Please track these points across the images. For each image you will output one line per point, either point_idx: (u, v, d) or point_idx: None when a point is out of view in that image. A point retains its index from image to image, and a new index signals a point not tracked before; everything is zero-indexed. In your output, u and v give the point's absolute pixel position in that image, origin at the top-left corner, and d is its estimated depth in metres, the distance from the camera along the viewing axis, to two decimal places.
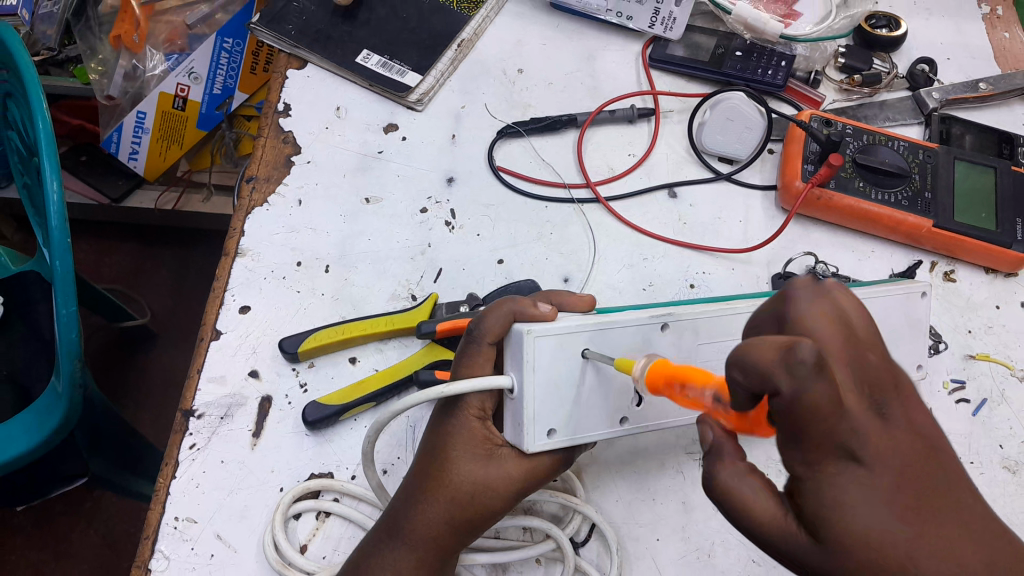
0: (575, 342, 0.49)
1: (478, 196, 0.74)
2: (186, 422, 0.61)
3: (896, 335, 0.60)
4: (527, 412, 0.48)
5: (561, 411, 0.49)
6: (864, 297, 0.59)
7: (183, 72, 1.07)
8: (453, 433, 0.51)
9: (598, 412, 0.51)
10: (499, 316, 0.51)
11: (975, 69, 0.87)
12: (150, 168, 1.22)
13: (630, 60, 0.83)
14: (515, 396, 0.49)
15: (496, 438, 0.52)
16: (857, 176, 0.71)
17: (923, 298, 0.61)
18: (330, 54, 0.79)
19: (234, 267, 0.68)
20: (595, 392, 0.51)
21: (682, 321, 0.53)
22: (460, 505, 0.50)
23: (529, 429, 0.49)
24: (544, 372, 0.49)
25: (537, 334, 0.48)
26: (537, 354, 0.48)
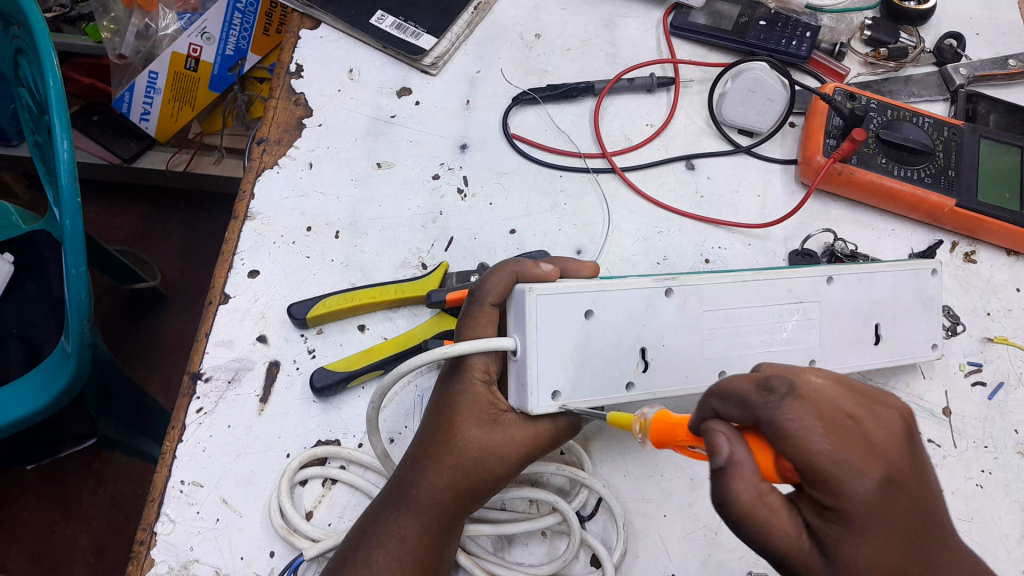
0: (577, 302, 0.50)
1: (492, 164, 0.72)
2: (193, 385, 0.61)
3: (907, 311, 0.59)
4: (529, 371, 0.48)
5: (565, 373, 0.49)
6: (877, 274, 0.58)
7: (197, 32, 1.05)
8: (457, 397, 0.51)
9: (604, 377, 0.51)
10: (501, 278, 0.51)
11: (1005, 45, 0.85)
12: (161, 129, 1.21)
13: (650, 27, 0.81)
14: (518, 358, 0.49)
15: (501, 403, 0.52)
16: (879, 153, 0.69)
17: (933, 276, 0.61)
18: (344, 14, 0.77)
19: (244, 231, 0.67)
20: (600, 356, 0.50)
21: (686, 286, 0.53)
22: (465, 470, 0.50)
23: (532, 390, 0.48)
24: (548, 332, 0.49)
25: (539, 292, 0.48)
26: (538, 311, 0.48)
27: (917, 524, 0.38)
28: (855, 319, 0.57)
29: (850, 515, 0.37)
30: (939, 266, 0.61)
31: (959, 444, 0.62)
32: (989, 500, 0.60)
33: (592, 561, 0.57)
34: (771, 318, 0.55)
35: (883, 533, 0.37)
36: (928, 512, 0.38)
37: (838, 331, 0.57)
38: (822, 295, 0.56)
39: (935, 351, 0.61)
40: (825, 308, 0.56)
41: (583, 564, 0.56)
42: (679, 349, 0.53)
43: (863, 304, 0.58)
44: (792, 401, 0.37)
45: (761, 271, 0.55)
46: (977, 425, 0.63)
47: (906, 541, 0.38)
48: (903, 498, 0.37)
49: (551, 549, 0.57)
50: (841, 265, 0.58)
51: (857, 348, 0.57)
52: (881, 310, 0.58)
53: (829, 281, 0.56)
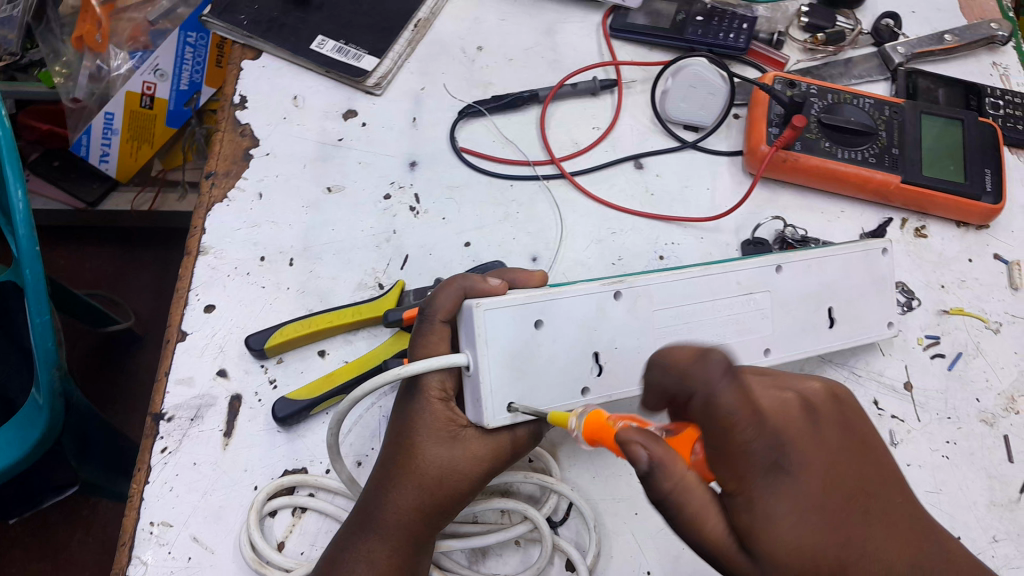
0: (526, 313, 0.50)
1: (442, 179, 0.73)
2: (157, 426, 0.60)
3: (860, 291, 0.60)
4: (483, 385, 0.48)
5: (519, 385, 0.50)
6: (827, 259, 0.59)
7: (149, 70, 1.07)
8: (417, 418, 0.51)
9: (558, 384, 0.51)
10: (450, 293, 0.52)
11: (941, 21, 0.86)
12: (122, 168, 1.23)
13: (591, 32, 0.82)
14: (472, 373, 0.49)
15: (460, 419, 0.52)
16: (822, 137, 0.70)
17: (885, 255, 0.61)
18: (284, 42, 0.77)
19: (197, 266, 0.67)
20: (552, 364, 0.51)
21: (634, 288, 0.53)
22: (429, 489, 0.50)
23: (488, 404, 0.49)
24: (498, 345, 0.49)
25: (486, 307, 0.48)
26: (486, 325, 0.48)
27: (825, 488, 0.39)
28: (807, 304, 0.58)
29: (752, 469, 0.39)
30: (889, 245, 0.62)
31: (922, 418, 0.63)
32: (956, 470, 0.61)
33: (568, 566, 0.57)
34: (724, 309, 0.55)
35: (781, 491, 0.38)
36: (841, 481, 0.40)
37: (791, 316, 0.57)
38: (771, 284, 0.57)
39: (892, 328, 0.61)
40: (775, 298, 0.57)
41: (558, 571, 0.56)
42: (632, 348, 0.53)
43: (814, 289, 0.58)
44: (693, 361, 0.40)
45: (709, 265, 0.55)
46: (939, 397, 0.64)
47: (822, 508, 0.39)
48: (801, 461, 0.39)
49: (525, 558, 0.57)
50: (790, 253, 0.58)
51: (809, 332, 0.58)
52: (834, 294, 0.59)
53: (778, 269, 0.57)
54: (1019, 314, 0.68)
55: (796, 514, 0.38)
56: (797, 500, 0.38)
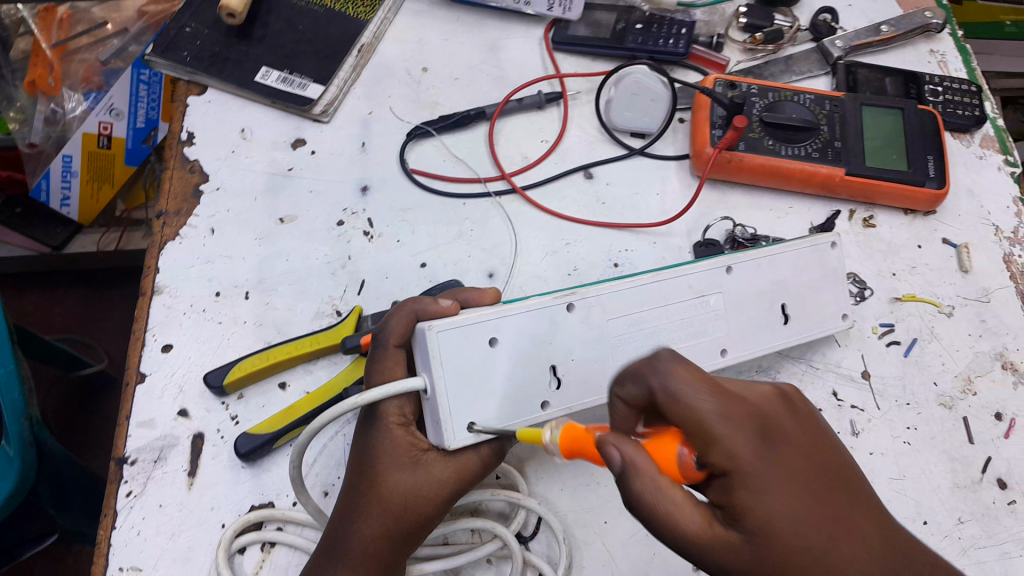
0: (480, 331, 0.50)
1: (395, 202, 0.73)
2: (120, 470, 0.59)
3: (810, 284, 0.61)
4: (441, 407, 0.49)
5: (477, 403, 0.50)
6: (776, 256, 0.60)
7: (104, 109, 1.09)
8: (378, 446, 0.51)
9: (518, 400, 0.51)
10: (401, 318, 0.53)
11: (876, 13, 0.88)
12: (84, 212, 1.26)
13: (533, 46, 0.83)
14: (430, 396, 0.50)
15: (421, 443, 0.52)
16: (765, 136, 0.71)
17: (834, 249, 0.62)
18: (228, 76, 0.78)
19: (153, 306, 0.66)
20: (510, 380, 0.51)
21: (586, 298, 0.54)
22: (395, 515, 0.50)
23: (448, 426, 0.49)
24: (453, 366, 0.49)
25: (438, 328, 0.49)
26: (440, 347, 0.49)
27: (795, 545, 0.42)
28: (758, 300, 0.59)
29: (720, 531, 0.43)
30: (838, 238, 0.62)
31: (882, 405, 0.64)
32: (919, 455, 0.62)
33: None
34: (677, 313, 0.56)
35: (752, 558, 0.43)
36: (815, 473, 0.44)
37: (743, 313, 0.58)
38: (722, 285, 0.57)
39: (848, 320, 0.62)
40: (727, 298, 0.57)
41: None
42: (588, 357, 0.53)
43: (764, 286, 0.59)
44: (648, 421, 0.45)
45: (659, 272, 0.56)
46: (897, 383, 0.65)
47: (801, 492, 0.43)
48: (778, 500, 0.42)
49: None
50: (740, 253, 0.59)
51: (762, 329, 0.59)
52: (786, 290, 0.60)
53: (728, 270, 0.58)
54: (970, 296, 0.69)
55: (781, 498, 0.42)
56: (776, 487, 0.42)
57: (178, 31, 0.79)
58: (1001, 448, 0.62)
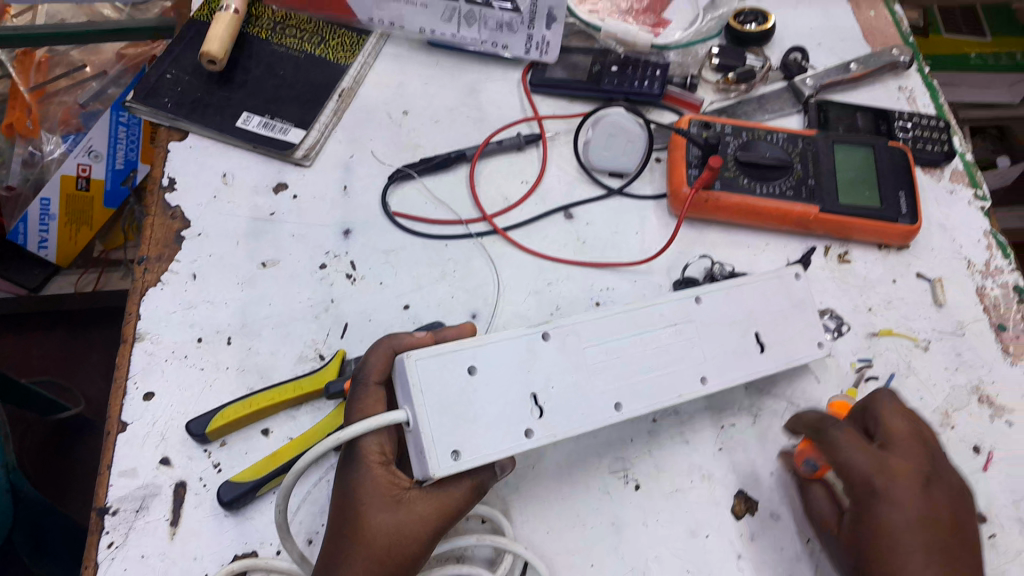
0: (457, 358, 0.51)
1: (378, 244, 0.73)
2: (102, 520, 0.59)
3: (786, 319, 0.62)
4: (424, 435, 0.48)
5: (460, 432, 0.49)
6: (742, 285, 0.62)
7: (83, 152, 1.20)
8: (359, 486, 0.51)
9: (501, 426, 0.50)
10: (379, 355, 0.54)
11: (846, 51, 0.91)
12: (62, 254, 1.32)
13: (512, 88, 0.85)
14: (412, 427, 0.49)
15: (402, 482, 0.52)
16: (740, 174, 0.73)
17: (798, 279, 0.64)
18: (209, 121, 0.78)
19: (134, 353, 0.66)
20: (492, 409, 0.51)
21: (562, 328, 0.55)
22: (381, 556, 0.49)
23: (431, 454, 0.48)
24: (433, 394, 0.50)
25: (416, 356, 0.50)
26: (419, 375, 0.50)
27: (940, 536, 0.53)
28: (731, 330, 0.60)
29: (897, 500, 0.54)
30: (802, 270, 0.64)
31: None
32: None
33: None
34: (655, 345, 0.57)
35: (916, 539, 0.53)
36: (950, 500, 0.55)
37: (723, 345, 0.59)
38: (693, 314, 0.59)
39: (824, 348, 0.62)
40: (700, 326, 0.59)
41: None
42: (573, 390, 0.53)
43: (737, 317, 0.60)
44: (856, 443, 0.56)
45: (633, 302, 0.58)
46: None
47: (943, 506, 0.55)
48: (943, 498, 0.55)
49: None
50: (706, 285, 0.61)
51: (745, 357, 0.59)
52: (758, 319, 0.61)
53: (699, 300, 0.60)
54: (946, 329, 0.70)
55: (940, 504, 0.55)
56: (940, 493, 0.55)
57: (159, 78, 0.79)
58: (982, 480, 0.63)
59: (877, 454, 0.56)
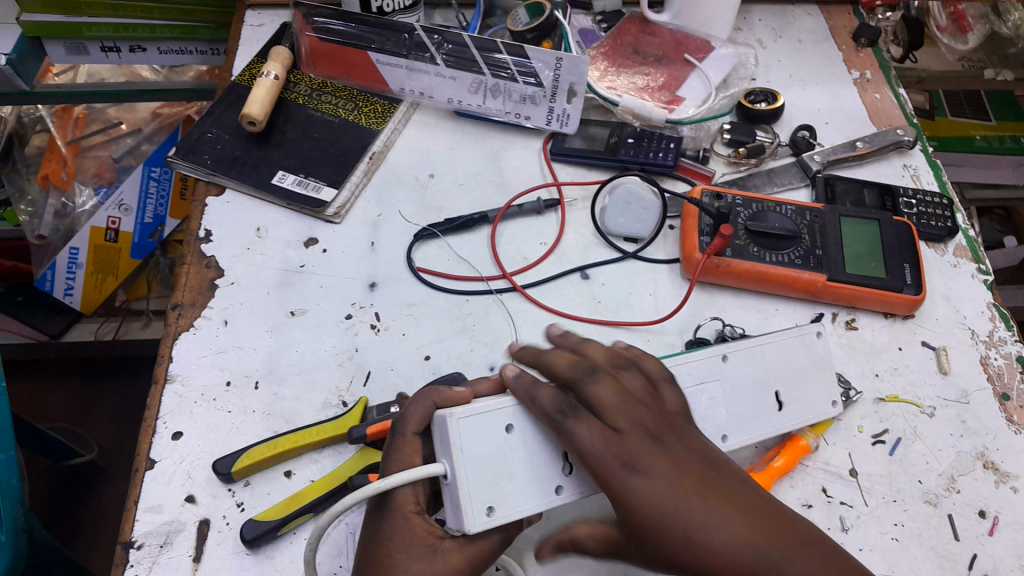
0: (497, 417, 0.53)
1: (401, 298, 0.77)
2: (126, 554, 0.60)
3: (805, 376, 0.65)
4: (460, 490, 0.50)
5: (495, 487, 0.51)
6: (765, 347, 0.64)
7: (114, 205, 1.25)
8: (395, 533, 0.53)
9: (534, 483, 0.52)
10: (419, 405, 0.56)
11: (852, 130, 0.95)
12: (86, 302, 1.37)
13: (533, 156, 0.89)
14: (449, 482, 0.52)
15: (436, 533, 0.53)
16: (750, 243, 0.76)
17: (819, 338, 0.67)
18: (247, 177, 0.83)
19: (164, 395, 0.69)
20: (527, 466, 0.53)
21: None
22: None
23: (468, 509, 0.50)
24: (471, 451, 0.52)
25: (458, 415, 0.52)
26: (459, 434, 0.52)
27: (708, 486, 0.47)
28: (753, 387, 0.62)
29: (643, 467, 0.47)
30: (822, 328, 0.67)
31: (870, 502, 0.66)
32: (907, 551, 0.63)
33: None
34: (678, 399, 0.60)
35: (684, 496, 0.46)
36: (707, 473, 0.48)
37: (741, 403, 0.61)
38: (720, 372, 0.62)
39: (837, 407, 0.65)
40: (726, 384, 0.61)
41: None
42: None
43: (757, 377, 0.63)
44: (591, 430, 0.49)
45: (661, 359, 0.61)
46: (884, 481, 0.67)
47: (688, 476, 0.47)
48: (660, 480, 0.47)
49: None
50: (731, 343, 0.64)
51: (760, 416, 0.61)
52: (778, 377, 0.63)
53: (723, 358, 0.62)
54: (950, 397, 0.72)
55: (674, 485, 0.46)
56: (657, 481, 0.47)
57: (200, 136, 0.84)
58: (987, 545, 0.64)
59: (611, 435, 0.49)
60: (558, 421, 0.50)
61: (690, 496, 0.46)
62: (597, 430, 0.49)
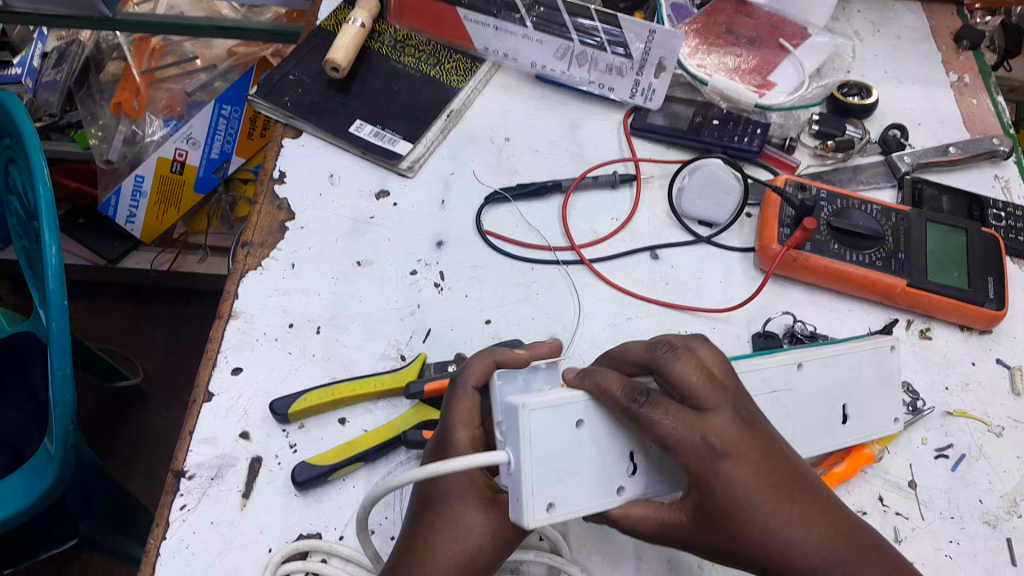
0: (569, 410, 0.48)
1: (466, 258, 0.76)
2: (177, 483, 0.61)
3: (874, 391, 0.63)
4: (524, 483, 0.45)
5: (557, 483, 0.47)
6: (842, 355, 0.61)
7: (183, 138, 1.27)
8: (454, 485, 0.52)
9: (596, 482, 0.48)
10: (479, 364, 0.56)
11: (945, 134, 0.91)
12: (148, 231, 1.39)
13: (612, 129, 0.87)
14: (510, 471, 0.46)
15: (494, 484, 0.53)
16: (831, 239, 0.74)
17: (892, 352, 0.64)
18: (325, 123, 0.82)
19: (227, 329, 0.69)
20: (591, 463, 0.48)
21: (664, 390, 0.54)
22: (469, 554, 0.50)
23: (527, 503, 0.45)
24: (540, 445, 0.46)
25: (531, 406, 0.46)
26: (530, 425, 0.46)
27: (789, 481, 0.46)
28: (823, 399, 0.60)
29: (742, 457, 0.45)
30: (896, 341, 0.65)
31: (926, 516, 0.64)
32: (959, 570, 0.61)
33: None
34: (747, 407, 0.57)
35: (768, 489, 0.45)
36: (788, 466, 0.47)
37: (811, 415, 0.59)
38: (792, 381, 0.59)
39: (899, 423, 0.64)
40: (796, 396, 0.58)
41: None
42: None
43: (829, 386, 0.60)
44: (675, 412, 0.46)
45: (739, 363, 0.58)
46: (943, 496, 0.65)
47: (775, 470, 0.46)
48: (751, 471, 0.45)
49: None
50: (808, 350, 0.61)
51: (825, 429, 0.60)
52: (846, 391, 0.61)
53: (799, 365, 0.59)
54: (1021, 419, 0.70)
55: (761, 478, 0.45)
56: (749, 473, 0.45)
57: (283, 78, 0.84)
58: None
59: (699, 420, 0.46)
60: (636, 408, 0.46)
61: (772, 492, 0.45)
62: (685, 413, 0.46)
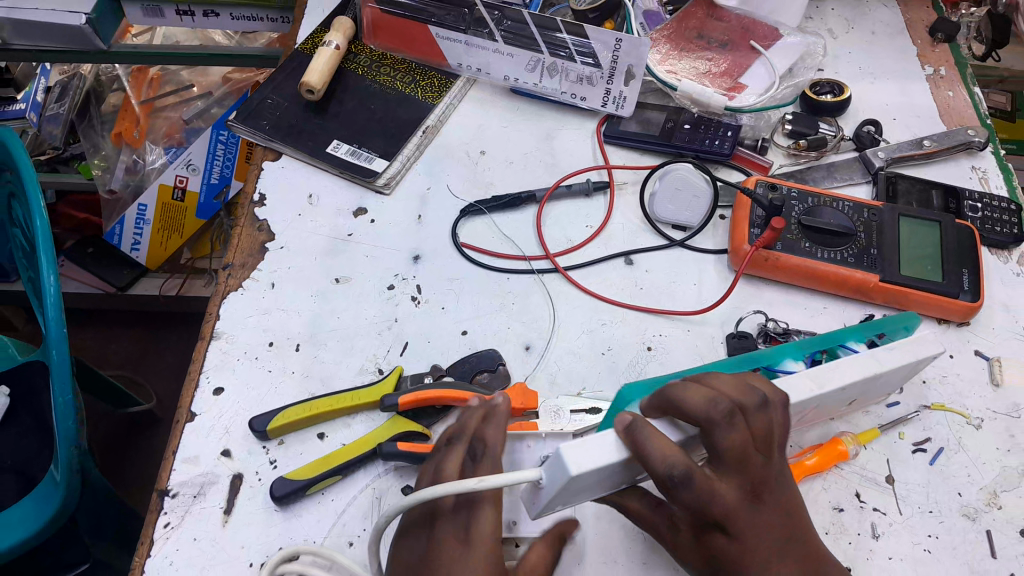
0: (610, 465, 0.48)
1: (443, 272, 0.77)
2: (161, 502, 0.62)
3: (878, 385, 0.63)
4: (545, 500, 0.50)
5: (573, 494, 0.51)
6: (886, 373, 0.61)
7: (183, 164, 1.28)
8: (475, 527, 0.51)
9: (606, 485, 0.53)
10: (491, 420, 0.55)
11: (921, 128, 0.91)
12: (151, 257, 1.41)
13: (586, 138, 0.88)
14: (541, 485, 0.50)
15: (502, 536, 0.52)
16: (802, 238, 0.75)
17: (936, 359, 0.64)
18: (303, 145, 0.84)
19: (210, 350, 0.71)
20: (610, 478, 0.52)
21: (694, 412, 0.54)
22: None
23: (542, 504, 0.51)
24: (573, 486, 0.48)
25: (580, 477, 0.46)
26: (572, 481, 0.47)
27: (789, 542, 0.51)
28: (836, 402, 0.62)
29: (737, 532, 0.49)
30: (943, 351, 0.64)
31: (904, 511, 0.64)
32: (939, 564, 0.61)
33: None
34: None
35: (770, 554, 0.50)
36: (790, 526, 0.51)
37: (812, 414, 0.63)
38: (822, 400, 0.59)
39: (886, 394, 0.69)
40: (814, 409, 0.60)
41: None
42: None
43: (850, 394, 0.62)
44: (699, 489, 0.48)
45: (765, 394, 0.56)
46: (921, 490, 0.65)
47: (779, 535, 0.50)
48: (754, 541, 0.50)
49: None
50: (847, 370, 0.60)
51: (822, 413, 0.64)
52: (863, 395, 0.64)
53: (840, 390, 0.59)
54: (1000, 410, 0.70)
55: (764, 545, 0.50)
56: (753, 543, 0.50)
57: (262, 102, 0.87)
58: None
59: (715, 495, 0.49)
60: (670, 485, 0.47)
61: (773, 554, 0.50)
62: (709, 490, 0.48)
